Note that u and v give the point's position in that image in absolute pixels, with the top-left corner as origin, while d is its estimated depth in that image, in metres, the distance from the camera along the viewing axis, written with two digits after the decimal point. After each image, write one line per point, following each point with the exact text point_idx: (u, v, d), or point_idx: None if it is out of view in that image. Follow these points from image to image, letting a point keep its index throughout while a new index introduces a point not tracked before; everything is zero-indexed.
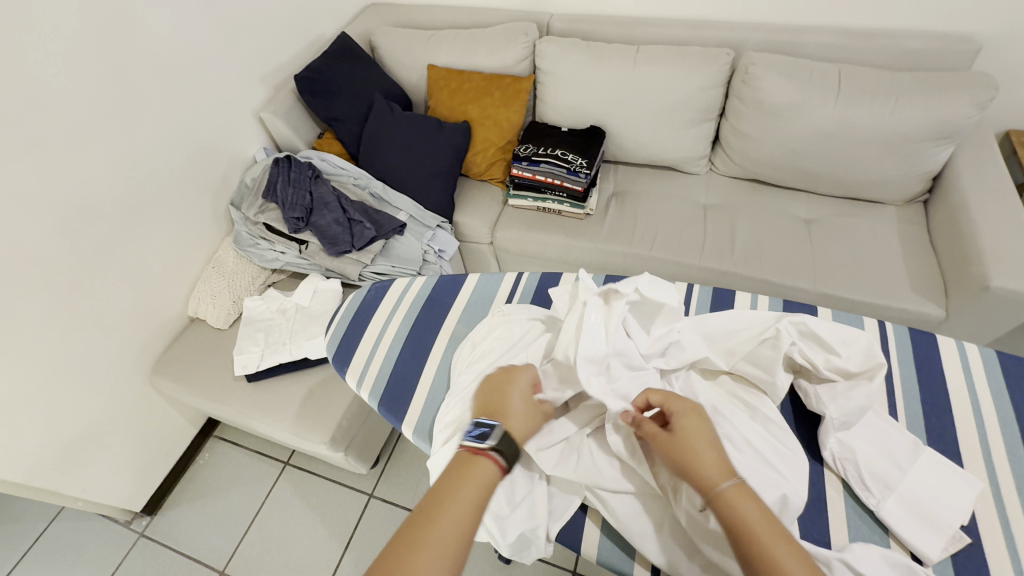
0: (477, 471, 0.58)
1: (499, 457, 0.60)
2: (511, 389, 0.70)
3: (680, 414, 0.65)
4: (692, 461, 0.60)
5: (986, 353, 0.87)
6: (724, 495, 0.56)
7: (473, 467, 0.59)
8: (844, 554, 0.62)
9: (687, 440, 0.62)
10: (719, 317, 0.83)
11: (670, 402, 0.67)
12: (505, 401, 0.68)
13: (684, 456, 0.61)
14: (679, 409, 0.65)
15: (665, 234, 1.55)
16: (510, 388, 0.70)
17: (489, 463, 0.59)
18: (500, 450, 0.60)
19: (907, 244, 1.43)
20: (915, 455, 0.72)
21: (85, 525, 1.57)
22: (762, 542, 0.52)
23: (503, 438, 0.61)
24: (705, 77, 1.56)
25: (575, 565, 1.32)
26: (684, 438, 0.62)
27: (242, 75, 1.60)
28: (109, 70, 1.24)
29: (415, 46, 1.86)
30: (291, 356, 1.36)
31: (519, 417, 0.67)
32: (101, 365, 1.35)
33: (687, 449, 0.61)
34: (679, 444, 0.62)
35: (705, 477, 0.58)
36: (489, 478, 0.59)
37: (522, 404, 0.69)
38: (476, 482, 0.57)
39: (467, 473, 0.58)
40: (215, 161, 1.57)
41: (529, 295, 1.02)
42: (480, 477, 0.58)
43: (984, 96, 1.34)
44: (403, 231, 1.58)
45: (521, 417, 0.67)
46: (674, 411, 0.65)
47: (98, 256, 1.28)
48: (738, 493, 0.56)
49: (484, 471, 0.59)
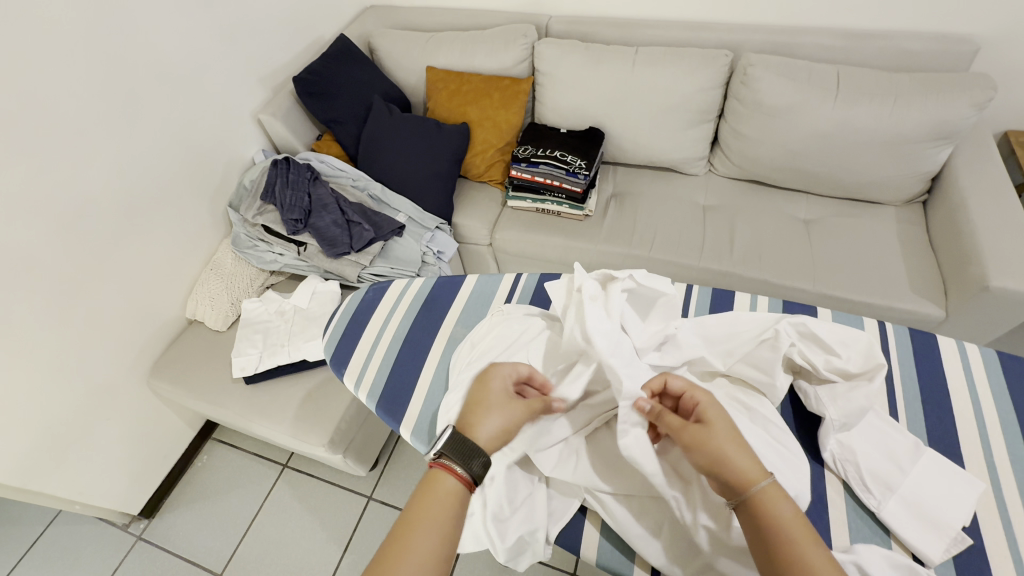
0: (436, 485, 0.58)
1: (453, 464, 0.59)
2: (482, 386, 0.69)
3: (707, 406, 0.62)
4: (725, 454, 0.58)
5: (987, 353, 0.87)
6: (763, 493, 0.54)
7: (433, 481, 0.59)
8: (857, 557, 0.61)
9: (721, 434, 0.59)
10: (718, 319, 0.81)
11: (696, 393, 0.64)
12: (475, 401, 0.67)
13: (718, 450, 0.58)
14: (705, 401, 0.63)
15: (664, 235, 1.55)
16: (485, 379, 0.70)
17: (448, 475, 0.59)
18: (446, 455, 0.60)
19: (906, 245, 1.43)
20: (916, 457, 0.72)
21: (82, 528, 1.57)
22: (803, 545, 0.51)
23: (447, 440, 0.61)
24: (704, 78, 1.56)
25: (574, 567, 1.31)
26: (716, 431, 0.59)
27: (240, 77, 1.60)
28: (107, 72, 1.24)
29: (414, 48, 1.86)
30: (289, 358, 1.34)
31: (485, 411, 0.65)
32: (98, 367, 1.34)
33: (721, 442, 0.58)
34: (713, 436, 0.59)
35: (742, 472, 0.56)
36: (451, 491, 0.58)
37: (495, 395, 0.67)
38: (437, 496, 0.57)
39: (428, 489, 0.58)
40: (213, 163, 1.56)
41: (528, 296, 1.02)
42: (441, 491, 0.58)
43: (983, 96, 1.34)
44: (402, 233, 1.58)
45: (488, 410, 0.65)
46: (700, 402, 0.63)
47: (95, 259, 1.28)
48: (775, 493, 0.54)
49: (444, 484, 0.58)
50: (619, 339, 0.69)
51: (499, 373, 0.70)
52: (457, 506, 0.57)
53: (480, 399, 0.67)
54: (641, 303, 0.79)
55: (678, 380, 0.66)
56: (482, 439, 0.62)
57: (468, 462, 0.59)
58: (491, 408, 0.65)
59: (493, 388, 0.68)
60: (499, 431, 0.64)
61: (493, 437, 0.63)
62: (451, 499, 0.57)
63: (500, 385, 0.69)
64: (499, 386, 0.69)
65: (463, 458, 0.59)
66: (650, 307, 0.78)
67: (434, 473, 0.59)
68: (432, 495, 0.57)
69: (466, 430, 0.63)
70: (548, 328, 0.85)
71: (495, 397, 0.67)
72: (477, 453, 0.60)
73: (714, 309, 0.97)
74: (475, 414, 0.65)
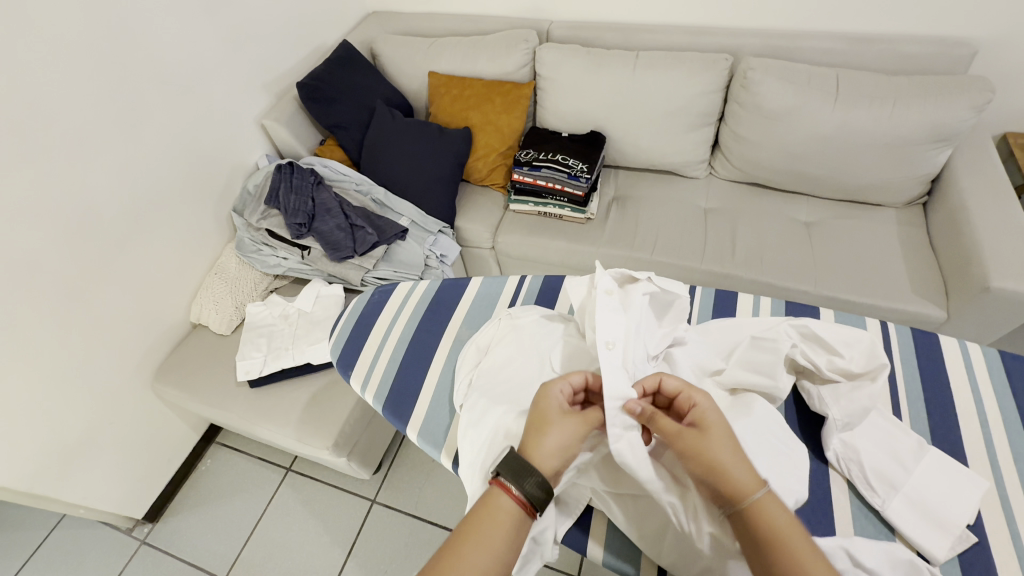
0: (493, 502, 0.58)
1: (511, 487, 0.58)
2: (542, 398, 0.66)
3: (704, 410, 0.62)
4: (722, 463, 0.58)
5: (989, 353, 0.87)
6: (759, 503, 0.55)
7: (490, 499, 0.58)
8: (845, 543, 0.61)
9: (718, 441, 0.59)
10: (720, 324, 0.85)
11: (693, 394, 0.64)
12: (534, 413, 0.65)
13: (715, 458, 0.58)
14: (703, 403, 0.62)
15: (665, 238, 1.56)
16: (543, 391, 0.67)
17: (505, 494, 0.58)
18: (502, 474, 0.59)
19: (907, 246, 1.44)
20: (920, 456, 0.72)
21: (86, 533, 1.57)
22: (801, 552, 0.52)
23: (504, 460, 0.59)
24: (704, 82, 1.57)
25: (579, 568, 1.31)
26: (714, 438, 0.59)
27: (244, 83, 1.61)
28: (113, 78, 1.25)
29: (416, 53, 1.88)
30: (293, 361, 1.35)
31: (543, 427, 0.62)
32: (103, 371, 1.35)
33: (718, 450, 0.58)
34: (710, 444, 0.59)
35: (739, 482, 0.56)
36: (509, 510, 0.57)
37: (554, 410, 0.64)
38: (494, 515, 0.57)
39: (485, 506, 0.58)
40: (217, 168, 1.58)
41: (533, 298, 1.02)
42: (497, 510, 0.57)
43: (982, 98, 1.35)
44: (404, 237, 1.59)
45: (548, 425, 0.62)
46: (698, 406, 0.62)
47: (100, 262, 1.29)
48: (771, 502, 0.55)
49: (501, 503, 0.58)
50: (631, 332, 0.74)
51: (558, 387, 0.67)
52: (514, 527, 0.56)
53: (540, 411, 0.65)
54: (660, 305, 0.82)
55: (672, 382, 0.66)
56: (539, 458, 0.60)
57: (524, 482, 0.58)
58: (550, 426, 0.62)
59: (552, 402, 0.65)
60: (558, 450, 0.61)
61: (551, 456, 0.61)
62: (508, 520, 0.57)
63: (558, 399, 0.66)
64: (557, 401, 0.66)
65: (517, 477, 0.58)
66: (667, 309, 0.83)
67: (491, 491, 0.59)
68: (489, 513, 0.57)
69: (524, 448, 0.61)
70: (562, 333, 0.86)
71: (554, 412, 0.64)
72: (532, 472, 0.58)
73: (717, 310, 0.98)
74: (533, 431, 0.63)
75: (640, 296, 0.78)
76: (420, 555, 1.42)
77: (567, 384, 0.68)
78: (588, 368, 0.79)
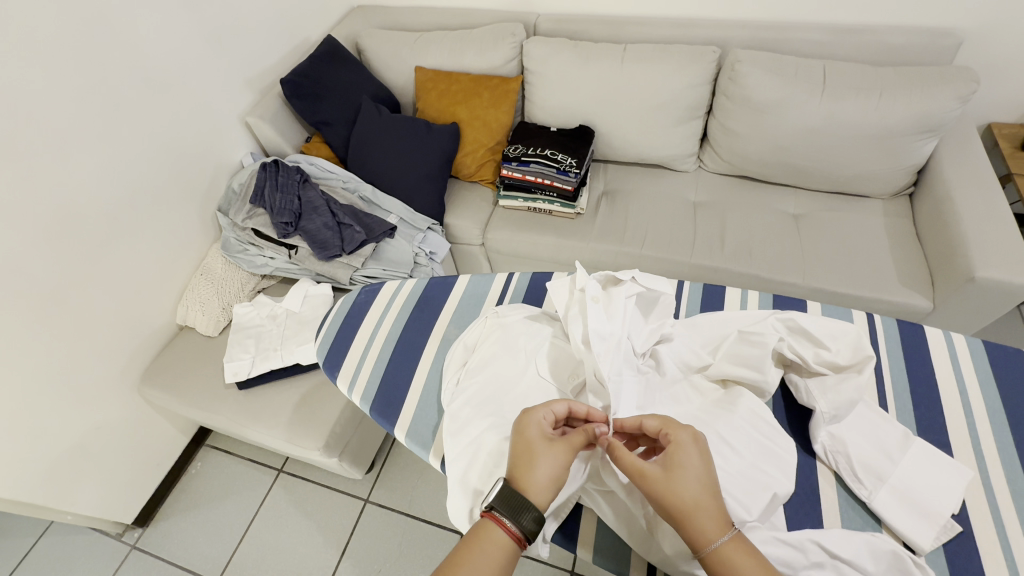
0: (484, 536, 0.57)
1: (505, 520, 0.57)
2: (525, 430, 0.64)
3: (682, 445, 0.60)
4: (687, 506, 0.56)
5: (974, 342, 0.88)
6: (721, 550, 0.54)
7: (483, 532, 0.58)
8: (819, 536, 0.61)
9: (685, 482, 0.57)
10: (709, 319, 0.84)
11: (669, 430, 0.61)
12: (519, 444, 0.63)
13: (682, 500, 0.56)
14: (679, 440, 0.60)
15: (655, 232, 1.56)
16: (523, 420, 0.65)
17: (497, 527, 0.58)
18: (496, 508, 0.58)
19: (894, 237, 1.45)
20: (906, 447, 0.72)
21: (75, 540, 1.55)
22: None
23: (499, 492, 0.59)
24: (692, 75, 1.57)
25: (572, 564, 1.32)
26: (681, 479, 0.57)
27: (227, 79, 1.58)
28: (91, 75, 1.22)
29: (403, 48, 1.85)
30: (282, 362, 1.34)
31: (532, 459, 0.61)
32: (87, 376, 1.32)
33: (685, 492, 0.57)
34: (676, 485, 0.57)
35: (702, 529, 0.55)
36: (501, 544, 0.57)
37: (540, 439, 0.63)
38: (485, 549, 0.56)
39: (477, 539, 0.57)
40: (201, 167, 1.55)
41: (521, 295, 1.02)
42: (489, 544, 0.57)
43: (966, 89, 1.36)
44: (393, 235, 1.58)
45: (536, 458, 0.61)
46: (671, 443, 0.60)
47: (83, 264, 1.27)
48: (735, 549, 0.54)
49: (494, 537, 0.57)
50: (618, 341, 0.74)
51: (541, 414, 0.65)
52: (504, 561, 0.56)
53: (527, 440, 0.63)
54: (645, 303, 0.81)
55: (651, 420, 0.63)
56: (533, 491, 0.59)
57: (519, 517, 0.57)
58: (537, 457, 0.61)
59: (534, 431, 0.63)
60: (550, 481, 0.60)
61: (544, 487, 0.60)
62: (500, 554, 0.56)
63: (541, 426, 0.64)
64: (540, 430, 0.64)
65: (513, 513, 0.57)
66: (652, 307, 0.82)
67: (484, 524, 0.58)
68: (480, 546, 0.56)
69: (515, 480, 0.61)
70: (552, 333, 0.86)
71: (538, 443, 0.62)
72: (528, 508, 0.58)
73: (705, 305, 0.98)
74: (522, 462, 0.61)
75: (624, 299, 0.78)
76: (414, 554, 1.42)
77: (550, 411, 0.66)
78: (575, 370, 0.80)
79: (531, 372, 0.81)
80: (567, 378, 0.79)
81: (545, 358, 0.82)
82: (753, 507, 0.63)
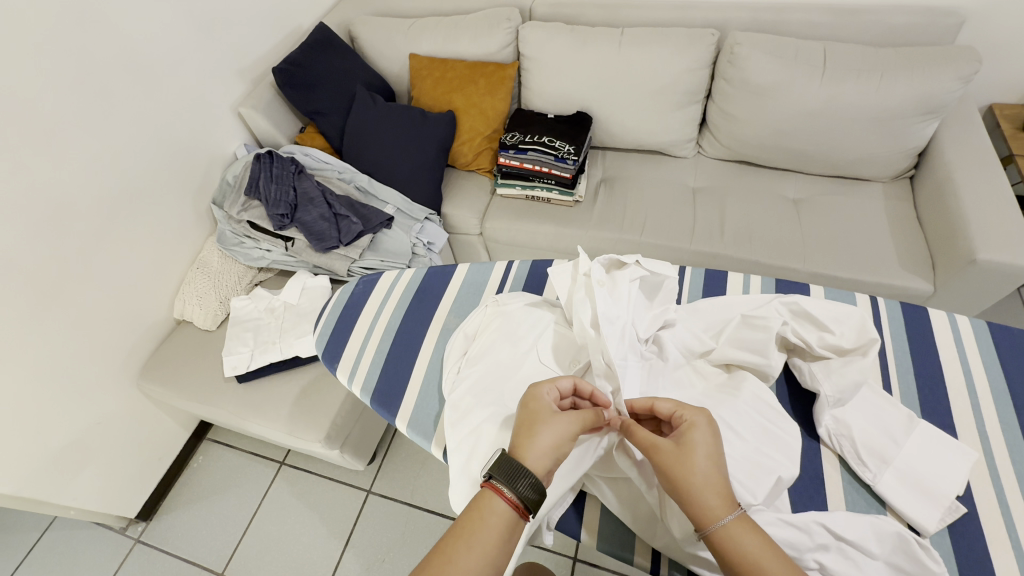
0: (485, 506, 0.56)
1: (505, 491, 0.56)
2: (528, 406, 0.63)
3: (695, 426, 0.59)
4: (694, 482, 0.56)
5: (978, 324, 0.87)
6: (726, 529, 0.53)
7: (482, 502, 0.56)
8: (823, 518, 0.61)
9: (695, 459, 0.57)
10: (711, 303, 0.83)
11: (684, 411, 0.61)
12: (522, 417, 0.62)
13: (691, 476, 0.56)
14: (693, 420, 0.60)
15: (655, 219, 1.55)
16: (531, 393, 0.64)
17: (496, 496, 0.56)
18: (494, 477, 0.56)
19: (895, 219, 1.44)
20: (910, 429, 0.72)
21: (79, 534, 1.56)
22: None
23: (496, 462, 0.57)
24: (691, 58, 1.54)
25: (575, 551, 1.33)
26: (690, 456, 0.57)
27: (219, 70, 1.55)
28: (81, 67, 1.20)
29: (397, 35, 1.82)
30: (281, 355, 1.33)
31: (534, 429, 0.60)
32: (87, 371, 1.32)
33: (693, 470, 0.56)
34: (685, 460, 0.57)
35: (708, 505, 0.54)
36: (501, 513, 0.56)
37: (546, 411, 0.62)
38: (484, 519, 0.55)
39: (477, 509, 0.56)
40: (194, 159, 1.52)
41: (521, 282, 1.01)
42: (489, 514, 0.55)
43: (968, 69, 1.34)
44: (390, 225, 1.57)
45: (539, 425, 0.60)
46: (685, 423, 0.60)
47: (77, 259, 1.25)
48: (738, 528, 0.53)
49: (493, 506, 0.56)
50: (623, 325, 0.74)
51: (547, 389, 0.65)
52: (505, 530, 0.55)
53: (531, 413, 0.62)
54: (649, 288, 0.81)
55: (665, 402, 0.63)
56: (531, 458, 0.58)
57: (517, 485, 0.56)
58: (541, 427, 0.60)
59: (542, 403, 0.63)
60: (550, 449, 0.59)
61: (544, 455, 0.59)
62: (501, 523, 0.55)
63: (547, 401, 0.63)
64: (547, 403, 0.63)
65: (511, 481, 0.56)
66: (656, 291, 0.82)
67: (483, 493, 0.57)
68: (479, 516, 0.55)
69: (516, 449, 0.59)
70: (556, 319, 0.85)
71: (543, 413, 0.62)
72: (525, 475, 0.56)
73: (707, 290, 0.97)
74: (524, 432, 0.61)
75: (628, 284, 0.77)
76: (417, 544, 1.43)
77: (555, 388, 0.65)
78: (579, 357, 0.79)
79: (534, 359, 0.80)
80: (569, 363, 0.79)
81: (546, 346, 0.81)
82: (757, 489, 0.63)
